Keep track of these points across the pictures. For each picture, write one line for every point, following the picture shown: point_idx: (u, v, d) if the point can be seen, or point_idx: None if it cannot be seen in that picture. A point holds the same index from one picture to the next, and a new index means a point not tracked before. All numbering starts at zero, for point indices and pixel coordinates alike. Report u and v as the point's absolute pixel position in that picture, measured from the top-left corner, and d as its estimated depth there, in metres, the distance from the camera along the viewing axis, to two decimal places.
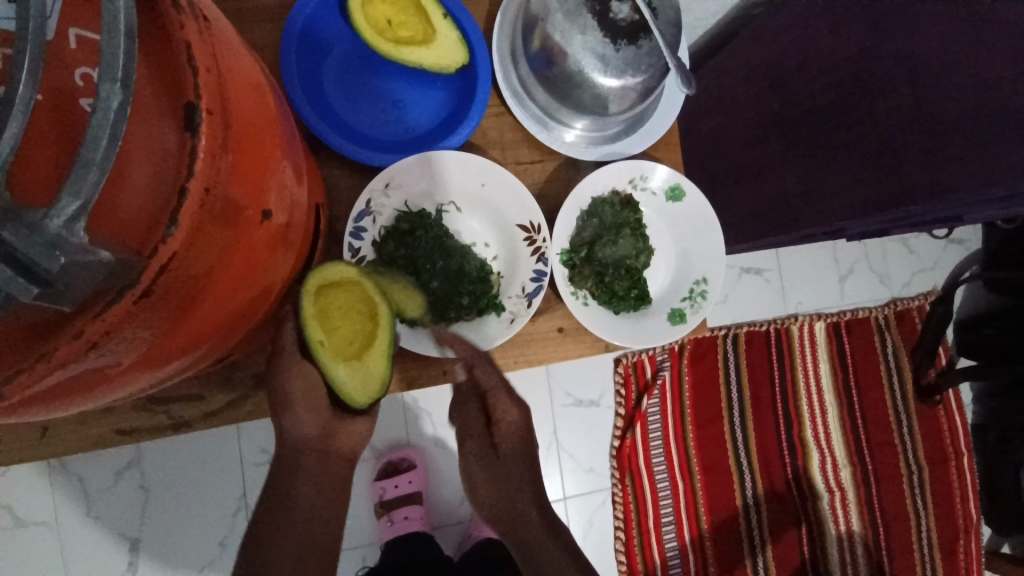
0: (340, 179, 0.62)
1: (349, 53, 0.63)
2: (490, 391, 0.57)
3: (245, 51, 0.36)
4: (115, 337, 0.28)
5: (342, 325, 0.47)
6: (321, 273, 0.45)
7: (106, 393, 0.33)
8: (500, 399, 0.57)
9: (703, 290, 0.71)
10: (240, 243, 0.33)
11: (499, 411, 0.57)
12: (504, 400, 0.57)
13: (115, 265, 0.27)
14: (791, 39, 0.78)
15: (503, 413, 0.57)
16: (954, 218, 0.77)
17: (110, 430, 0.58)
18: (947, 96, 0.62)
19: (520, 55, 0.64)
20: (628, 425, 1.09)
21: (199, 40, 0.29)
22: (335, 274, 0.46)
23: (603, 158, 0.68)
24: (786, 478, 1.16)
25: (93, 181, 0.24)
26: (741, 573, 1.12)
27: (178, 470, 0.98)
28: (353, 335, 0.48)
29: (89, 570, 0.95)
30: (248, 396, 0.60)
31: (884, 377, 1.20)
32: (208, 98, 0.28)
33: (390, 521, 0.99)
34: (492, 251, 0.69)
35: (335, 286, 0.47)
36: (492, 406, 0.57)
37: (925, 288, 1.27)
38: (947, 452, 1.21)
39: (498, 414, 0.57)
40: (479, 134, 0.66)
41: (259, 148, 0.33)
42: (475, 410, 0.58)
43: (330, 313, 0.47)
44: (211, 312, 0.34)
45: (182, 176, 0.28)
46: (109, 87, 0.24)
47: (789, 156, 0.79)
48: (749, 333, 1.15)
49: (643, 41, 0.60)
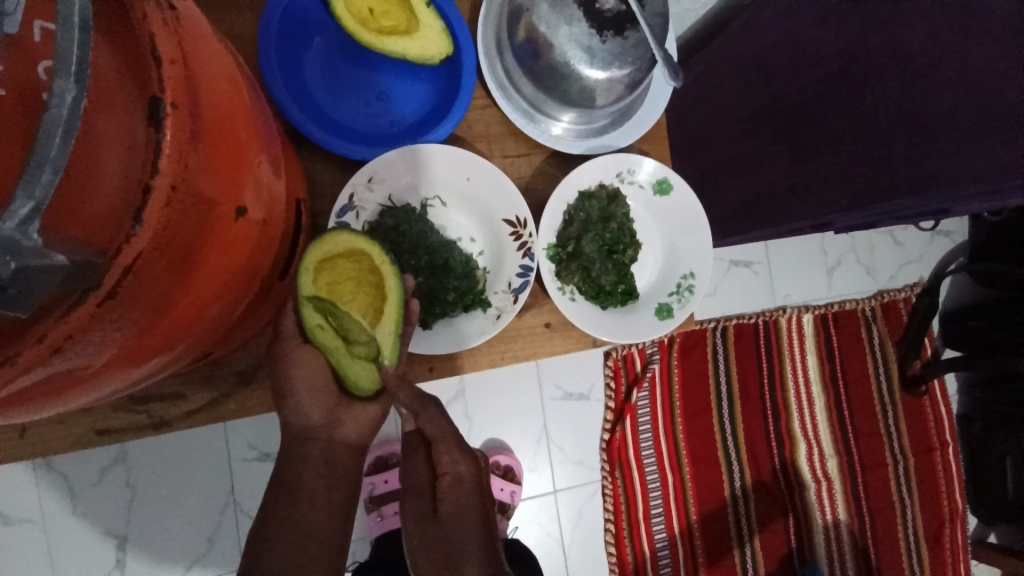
0: (322, 173, 0.61)
1: (332, 43, 0.61)
2: (437, 439, 0.53)
3: (217, 42, 0.35)
4: (81, 340, 0.27)
5: (352, 300, 0.48)
6: (324, 245, 0.46)
7: (80, 396, 0.33)
8: (444, 451, 0.53)
9: (689, 284, 0.70)
10: (213, 239, 0.32)
11: (443, 464, 0.53)
12: (449, 450, 0.53)
13: (73, 271, 0.25)
14: (780, 30, 0.77)
15: (449, 465, 0.53)
16: (941, 211, 0.77)
17: (89, 430, 0.57)
18: (935, 89, 0.61)
19: (505, 46, 0.63)
20: (618, 419, 1.09)
21: (165, 31, 0.28)
22: (336, 245, 0.46)
23: (591, 151, 0.67)
24: (774, 469, 1.17)
25: (48, 181, 0.23)
26: (730, 562, 1.13)
27: (164, 467, 0.97)
28: (364, 308, 0.49)
29: (74, 569, 0.94)
30: (231, 394, 0.59)
31: (871, 368, 1.21)
32: (174, 92, 0.27)
33: (379, 516, 0.99)
34: (478, 246, 0.68)
35: (342, 257, 0.48)
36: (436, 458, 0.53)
37: (912, 279, 1.28)
38: (932, 442, 1.22)
39: (443, 467, 0.53)
40: (464, 127, 0.65)
41: (231, 141, 0.32)
42: (423, 462, 0.54)
43: (339, 284, 0.48)
44: (186, 312, 0.33)
45: (148, 172, 0.27)
46: (64, 81, 0.23)
47: (778, 149, 0.78)
48: (737, 326, 1.16)
49: (630, 33, 0.59)
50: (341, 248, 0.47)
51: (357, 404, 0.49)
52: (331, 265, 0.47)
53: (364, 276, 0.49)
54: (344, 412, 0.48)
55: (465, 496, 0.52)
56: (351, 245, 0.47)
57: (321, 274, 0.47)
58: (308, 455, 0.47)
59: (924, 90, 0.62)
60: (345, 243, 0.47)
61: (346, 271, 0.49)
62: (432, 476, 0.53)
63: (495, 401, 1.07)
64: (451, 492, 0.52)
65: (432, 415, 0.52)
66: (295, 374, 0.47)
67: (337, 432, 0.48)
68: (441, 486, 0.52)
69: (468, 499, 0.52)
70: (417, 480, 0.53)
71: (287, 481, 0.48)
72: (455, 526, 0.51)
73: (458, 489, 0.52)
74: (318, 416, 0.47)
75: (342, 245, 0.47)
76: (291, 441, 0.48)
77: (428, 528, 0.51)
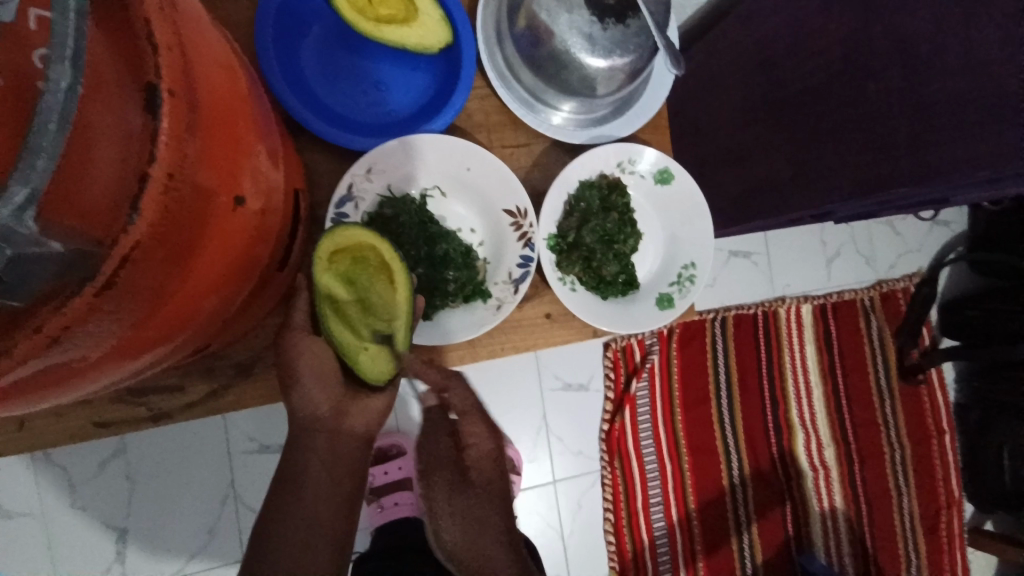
0: (320, 162, 0.60)
1: (328, 30, 0.61)
2: (464, 413, 0.52)
3: (214, 31, 0.35)
4: (78, 331, 0.26)
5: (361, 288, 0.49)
6: (332, 237, 0.46)
7: (78, 388, 0.32)
8: (471, 424, 0.52)
9: (691, 274, 0.70)
10: (212, 228, 0.32)
11: (470, 438, 0.52)
12: (476, 425, 0.52)
13: (67, 260, 0.25)
14: (781, 18, 0.76)
15: (475, 439, 0.52)
16: (940, 201, 0.76)
17: (87, 422, 0.56)
18: (940, 75, 0.61)
19: (505, 35, 0.62)
20: (618, 409, 1.08)
21: (161, 17, 0.27)
22: (347, 238, 0.47)
23: (591, 141, 0.66)
24: (771, 458, 1.17)
25: (43, 168, 0.22)
26: (727, 550, 1.14)
27: (163, 459, 0.97)
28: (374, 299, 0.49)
29: (76, 561, 0.94)
30: (230, 387, 0.59)
31: (869, 358, 1.21)
32: (171, 79, 0.27)
33: (379, 507, 0.99)
34: (478, 237, 0.68)
35: (348, 252, 0.48)
36: (462, 431, 0.52)
37: (910, 270, 1.28)
38: (929, 431, 1.22)
39: (470, 440, 0.52)
40: (463, 117, 0.65)
41: (228, 128, 0.32)
42: (446, 436, 0.53)
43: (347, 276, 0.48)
44: (185, 303, 0.33)
45: (145, 162, 0.26)
46: (59, 67, 0.22)
47: (778, 138, 0.78)
48: (737, 316, 1.15)
49: (631, 21, 0.59)
50: (349, 241, 0.47)
51: (364, 395, 0.49)
52: (340, 258, 0.47)
53: (369, 268, 0.49)
54: (350, 403, 0.48)
55: (492, 466, 0.52)
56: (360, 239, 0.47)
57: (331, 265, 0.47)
58: (313, 446, 0.47)
59: (926, 78, 0.61)
60: (356, 236, 0.47)
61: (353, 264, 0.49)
62: (456, 448, 0.52)
63: (493, 392, 1.06)
64: (479, 465, 0.51)
65: (461, 388, 0.51)
66: (300, 361, 0.47)
67: (343, 424, 0.48)
68: (468, 457, 0.52)
69: (493, 472, 0.52)
70: (440, 453, 0.52)
71: (288, 475, 0.48)
72: (480, 500, 0.50)
73: (485, 461, 0.52)
74: (320, 404, 0.47)
75: (352, 238, 0.47)
76: (296, 434, 0.48)
77: (456, 498, 0.50)
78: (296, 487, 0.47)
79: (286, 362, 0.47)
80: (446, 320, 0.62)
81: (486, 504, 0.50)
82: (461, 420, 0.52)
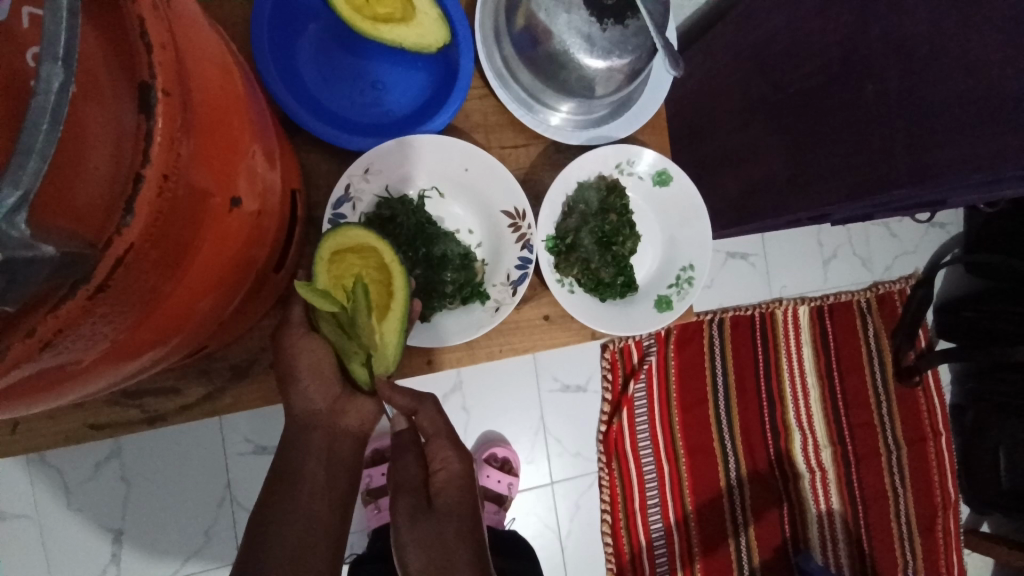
0: (317, 163, 0.60)
1: (326, 29, 0.60)
2: (433, 437, 0.53)
3: (209, 28, 0.34)
4: (71, 334, 0.26)
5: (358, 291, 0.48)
6: (335, 239, 0.46)
7: (72, 391, 0.32)
8: (438, 447, 0.53)
9: (689, 276, 0.70)
10: (208, 229, 0.31)
11: (437, 461, 0.52)
12: (444, 448, 0.53)
13: (61, 263, 0.24)
14: (779, 19, 0.76)
15: (442, 462, 0.52)
16: (937, 203, 0.76)
17: (82, 425, 0.56)
18: (936, 77, 0.61)
19: (504, 35, 0.62)
20: (615, 411, 1.09)
21: (155, 16, 0.27)
22: (350, 239, 0.47)
23: (590, 142, 0.66)
24: (769, 459, 1.17)
25: (33, 169, 0.21)
26: (725, 551, 1.14)
27: (158, 460, 0.96)
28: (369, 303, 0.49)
29: (71, 564, 0.93)
30: (226, 389, 0.58)
31: (866, 359, 1.21)
32: (165, 78, 0.26)
33: (377, 509, 0.99)
34: (476, 238, 0.67)
35: (351, 252, 0.48)
36: (431, 454, 0.53)
37: (907, 271, 1.28)
38: (925, 433, 1.22)
39: (437, 464, 0.52)
40: (461, 117, 0.64)
41: (223, 128, 0.31)
42: (414, 460, 0.53)
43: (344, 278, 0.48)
44: (180, 305, 0.33)
45: (138, 162, 0.26)
46: (51, 66, 0.22)
47: (776, 139, 0.78)
48: (734, 317, 1.15)
49: (630, 20, 0.59)
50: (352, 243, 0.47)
51: (360, 396, 0.48)
52: (340, 259, 0.47)
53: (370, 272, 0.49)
54: (348, 404, 0.48)
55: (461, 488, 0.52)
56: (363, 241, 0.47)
57: (331, 266, 0.47)
58: (309, 451, 0.47)
59: (924, 80, 0.61)
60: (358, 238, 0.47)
61: (352, 266, 0.49)
62: (424, 473, 0.52)
63: (490, 393, 1.06)
64: (445, 489, 0.51)
65: (431, 411, 0.53)
66: (297, 364, 0.46)
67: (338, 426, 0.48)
68: (434, 483, 0.52)
69: (461, 495, 0.52)
70: (407, 475, 0.52)
71: (283, 480, 0.47)
72: (446, 522, 0.49)
73: (452, 484, 0.52)
74: (319, 406, 0.47)
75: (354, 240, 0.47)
76: (291, 438, 0.48)
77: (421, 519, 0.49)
78: (291, 491, 0.47)
79: (282, 361, 0.47)
80: (443, 323, 0.61)
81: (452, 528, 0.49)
82: (429, 443, 0.53)
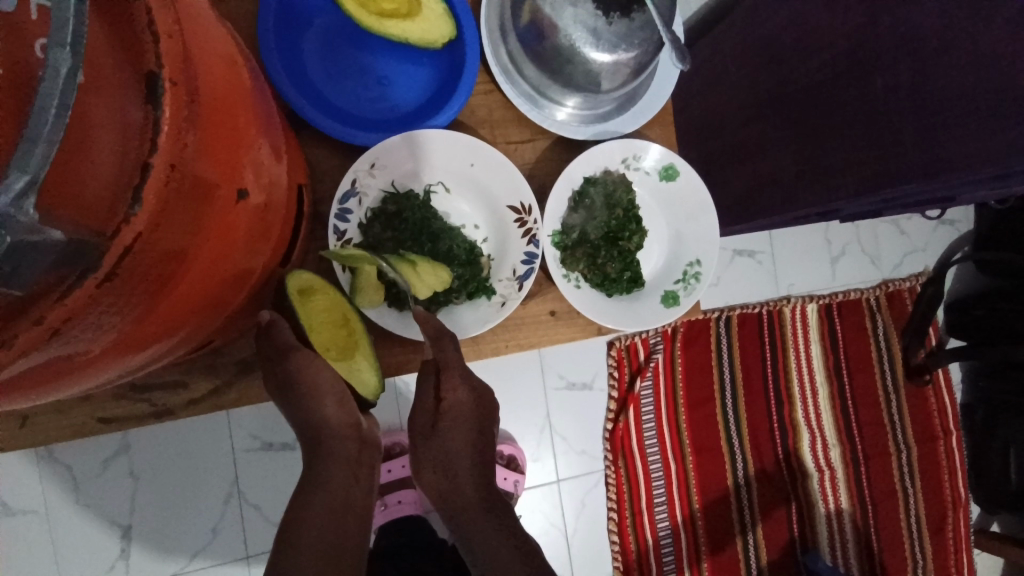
0: (323, 158, 0.60)
1: (332, 25, 0.61)
2: (444, 370, 0.55)
3: (217, 22, 0.35)
4: (78, 323, 0.26)
5: (320, 332, 0.51)
6: (300, 280, 0.49)
7: (81, 382, 0.32)
8: (449, 378, 0.55)
9: (696, 272, 0.69)
10: (215, 220, 0.31)
11: (448, 391, 0.56)
12: (455, 380, 0.56)
13: (67, 250, 0.24)
14: (787, 13, 0.76)
15: (452, 393, 0.56)
16: (948, 198, 0.76)
17: (91, 418, 0.56)
18: (944, 70, 0.60)
19: (509, 29, 0.62)
20: (621, 409, 1.08)
21: (162, 8, 0.27)
22: (307, 281, 0.50)
23: (596, 136, 0.66)
24: (777, 458, 1.16)
25: (41, 156, 0.22)
26: (732, 551, 1.13)
27: (167, 457, 0.96)
28: (326, 342, 0.52)
29: (80, 560, 0.94)
30: (232, 382, 0.59)
31: (875, 357, 1.20)
32: (172, 68, 0.27)
33: (382, 506, 0.97)
34: (482, 233, 0.67)
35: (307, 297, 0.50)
36: (442, 385, 0.56)
37: (917, 268, 1.27)
38: (935, 432, 1.21)
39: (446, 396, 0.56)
40: (467, 112, 0.65)
41: (230, 120, 0.32)
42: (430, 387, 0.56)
43: (316, 319, 0.51)
44: (188, 296, 0.33)
45: (146, 151, 0.26)
46: (59, 53, 0.22)
47: (784, 134, 0.77)
48: (741, 315, 1.14)
49: (636, 13, 0.58)
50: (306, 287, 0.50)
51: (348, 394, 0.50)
52: (308, 303, 0.50)
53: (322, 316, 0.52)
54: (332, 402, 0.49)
55: (464, 418, 0.57)
56: (312, 282, 0.50)
57: (306, 309, 0.49)
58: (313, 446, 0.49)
59: (936, 73, 0.60)
60: (309, 280, 0.50)
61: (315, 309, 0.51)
62: (435, 398, 0.56)
63: (498, 390, 1.06)
64: (452, 412, 0.56)
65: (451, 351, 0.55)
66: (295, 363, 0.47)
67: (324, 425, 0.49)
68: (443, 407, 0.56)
69: (464, 420, 0.57)
70: (422, 403, 0.57)
71: None
72: (452, 438, 0.56)
73: (458, 411, 0.56)
74: (338, 423, 0.49)
75: (308, 283, 0.50)
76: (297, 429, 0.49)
77: (428, 447, 0.56)
78: None
79: (296, 388, 0.47)
80: (451, 316, 0.62)
81: (454, 445, 0.56)
82: (443, 377, 0.55)
